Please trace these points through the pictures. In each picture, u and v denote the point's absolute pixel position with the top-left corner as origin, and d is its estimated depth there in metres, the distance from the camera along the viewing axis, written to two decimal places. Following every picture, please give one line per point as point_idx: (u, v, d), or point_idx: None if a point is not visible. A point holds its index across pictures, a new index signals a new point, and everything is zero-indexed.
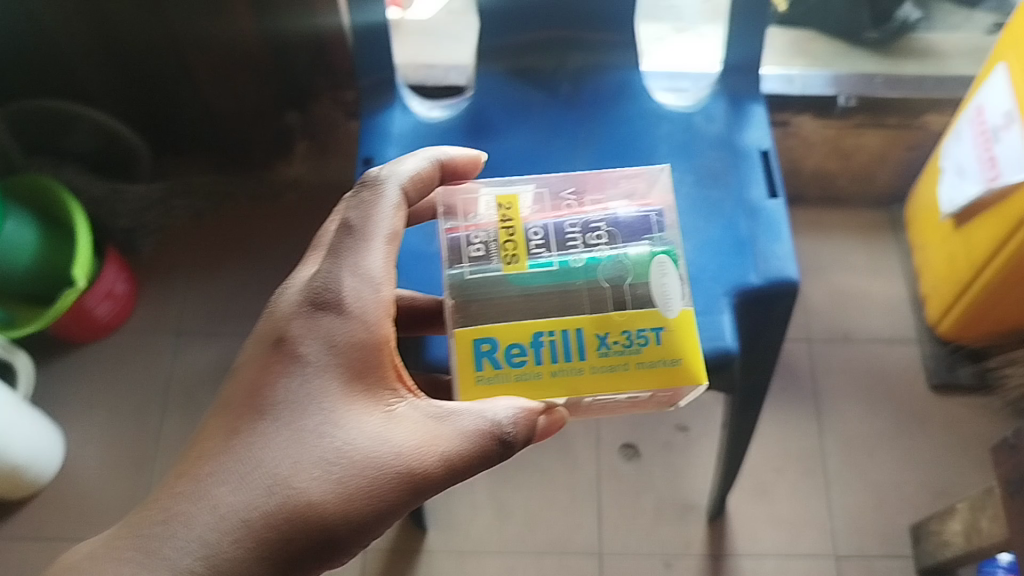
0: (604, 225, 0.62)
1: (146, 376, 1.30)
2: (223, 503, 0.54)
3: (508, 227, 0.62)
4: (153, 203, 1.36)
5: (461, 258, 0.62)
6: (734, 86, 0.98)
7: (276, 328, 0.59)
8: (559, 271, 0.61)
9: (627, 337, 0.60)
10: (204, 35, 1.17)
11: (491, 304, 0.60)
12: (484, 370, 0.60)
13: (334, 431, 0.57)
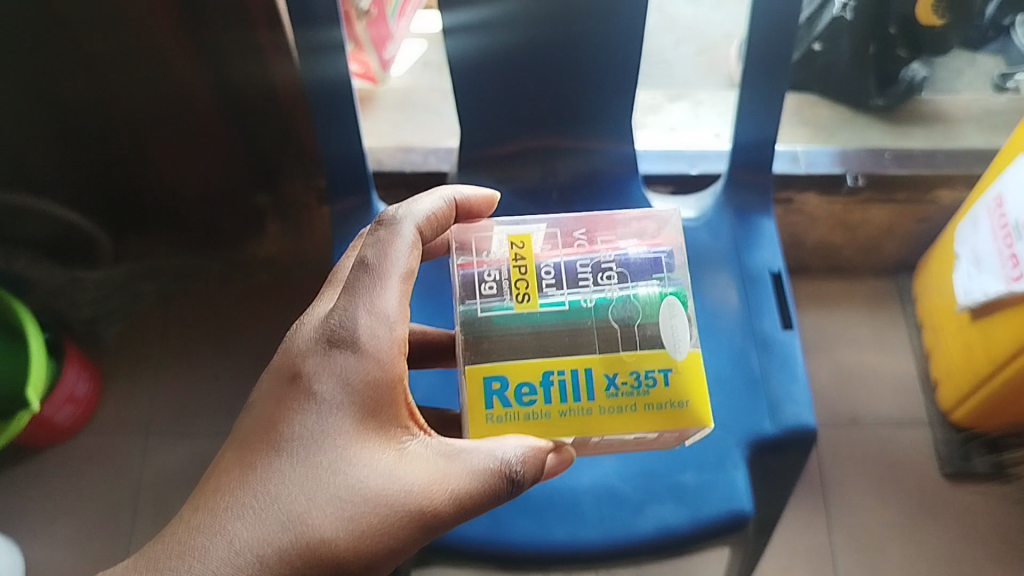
0: (615, 265, 0.64)
1: (115, 482, 1.22)
2: (238, 538, 0.50)
3: (520, 265, 0.63)
4: (116, 288, 1.29)
5: (473, 294, 0.63)
6: (741, 196, 0.90)
7: (289, 364, 0.56)
8: (570, 310, 0.63)
9: (634, 379, 0.62)
10: (160, 120, 1.07)
11: (503, 341, 0.62)
12: (495, 408, 0.61)
13: (348, 468, 0.54)
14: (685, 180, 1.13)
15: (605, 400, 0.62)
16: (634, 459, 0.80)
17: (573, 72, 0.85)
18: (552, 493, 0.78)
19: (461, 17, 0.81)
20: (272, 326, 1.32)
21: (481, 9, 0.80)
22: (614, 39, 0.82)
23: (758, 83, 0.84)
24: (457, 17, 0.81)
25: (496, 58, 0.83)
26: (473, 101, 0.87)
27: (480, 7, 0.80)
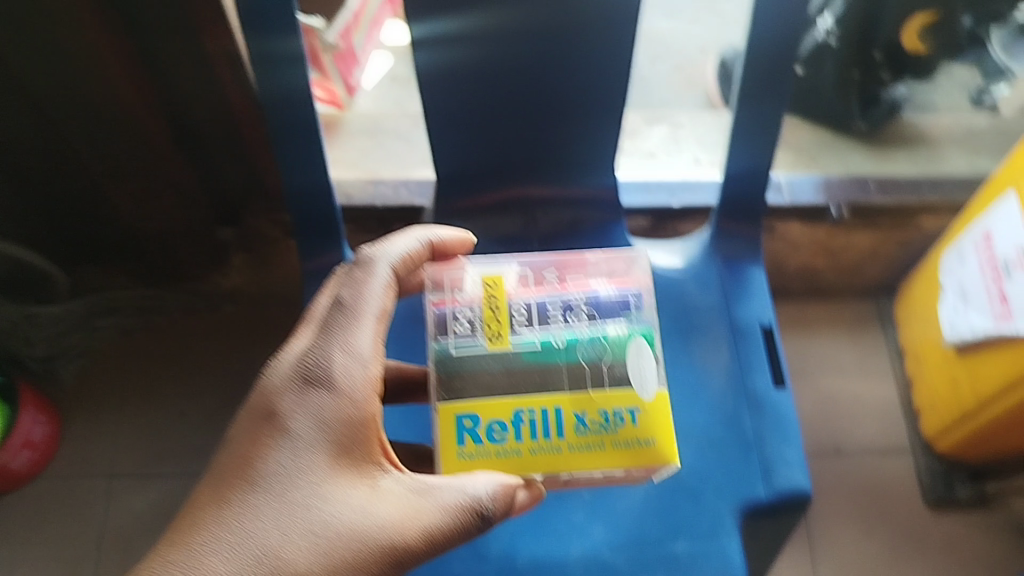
0: (584, 303, 0.63)
1: (77, 529, 1.15)
2: (213, 572, 0.49)
3: (493, 305, 0.63)
4: (74, 326, 1.20)
5: (446, 332, 0.63)
6: (729, 245, 0.88)
7: (262, 406, 0.57)
8: (541, 350, 0.62)
9: (602, 416, 0.62)
10: (123, 159, 1.00)
11: (473, 379, 0.62)
12: (466, 445, 0.61)
13: (321, 503, 0.54)
14: (667, 212, 1.10)
15: (574, 437, 0.62)
16: (622, 526, 0.75)
17: (559, 116, 0.83)
18: (539, 564, 0.74)
19: (431, 29, 0.75)
20: (241, 359, 1.27)
21: (454, 19, 0.74)
22: (598, 86, 0.80)
23: (749, 129, 0.82)
24: (429, 28, 0.75)
25: (478, 103, 0.81)
26: (453, 143, 0.84)
27: (450, 17, 0.74)
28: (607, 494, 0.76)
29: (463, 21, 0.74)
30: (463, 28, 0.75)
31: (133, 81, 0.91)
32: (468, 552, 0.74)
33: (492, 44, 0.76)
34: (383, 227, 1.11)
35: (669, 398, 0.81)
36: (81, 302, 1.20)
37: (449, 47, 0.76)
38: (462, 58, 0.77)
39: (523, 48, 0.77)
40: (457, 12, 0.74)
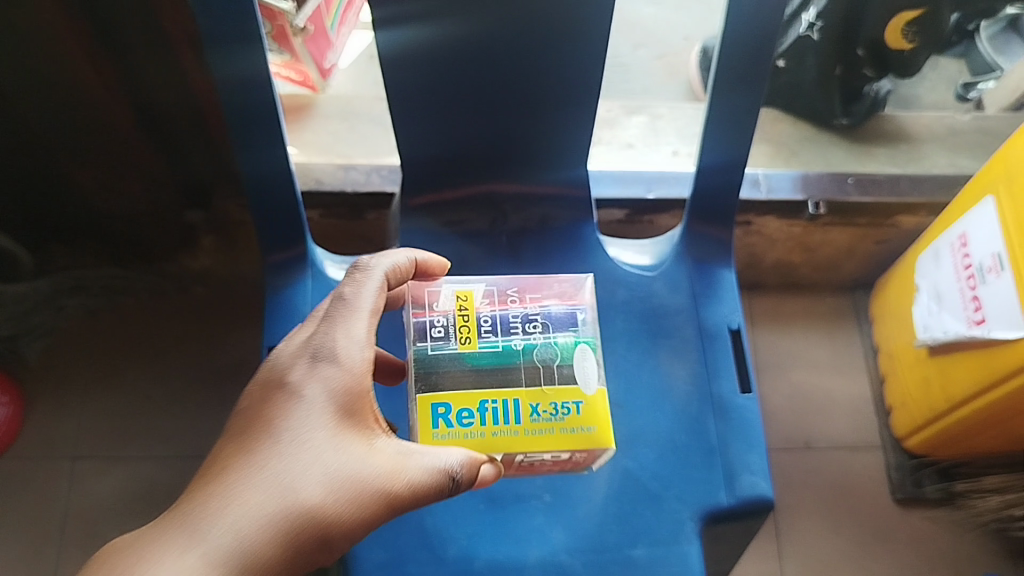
0: (539, 316, 0.68)
1: (40, 511, 1.14)
2: (227, 517, 0.50)
3: (464, 314, 0.67)
4: (38, 304, 1.19)
5: (425, 337, 0.66)
6: (701, 247, 0.87)
7: (276, 373, 0.58)
8: (503, 352, 0.67)
9: (553, 407, 0.66)
10: (83, 139, 0.99)
11: (445, 375, 0.65)
12: (439, 429, 0.64)
13: (327, 457, 0.55)
14: (642, 204, 1.08)
15: (529, 424, 0.65)
16: (581, 529, 0.74)
17: (529, 109, 0.81)
18: (496, 566, 0.73)
19: (394, 11, 0.72)
20: (211, 342, 1.26)
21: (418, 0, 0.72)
22: (570, 77, 0.79)
23: (722, 127, 0.80)
24: (396, 9, 0.72)
25: (446, 92, 0.79)
26: (420, 133, 0.82)
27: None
28: (567, 496, 0.75)
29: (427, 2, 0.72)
30: (429, 10, 0.72)
31: (91, 57, 0.89)
32: (424, 554, 0.73)
33: (470, 18, 0.73)
34: (353, 212, 1.09)
35: (632, 400, 0.80)
36: (45, 281, 1.18)
37: (415, 33, 0.74)
38: (429, 46, 0.75)
39: (492, 39, 0.75)
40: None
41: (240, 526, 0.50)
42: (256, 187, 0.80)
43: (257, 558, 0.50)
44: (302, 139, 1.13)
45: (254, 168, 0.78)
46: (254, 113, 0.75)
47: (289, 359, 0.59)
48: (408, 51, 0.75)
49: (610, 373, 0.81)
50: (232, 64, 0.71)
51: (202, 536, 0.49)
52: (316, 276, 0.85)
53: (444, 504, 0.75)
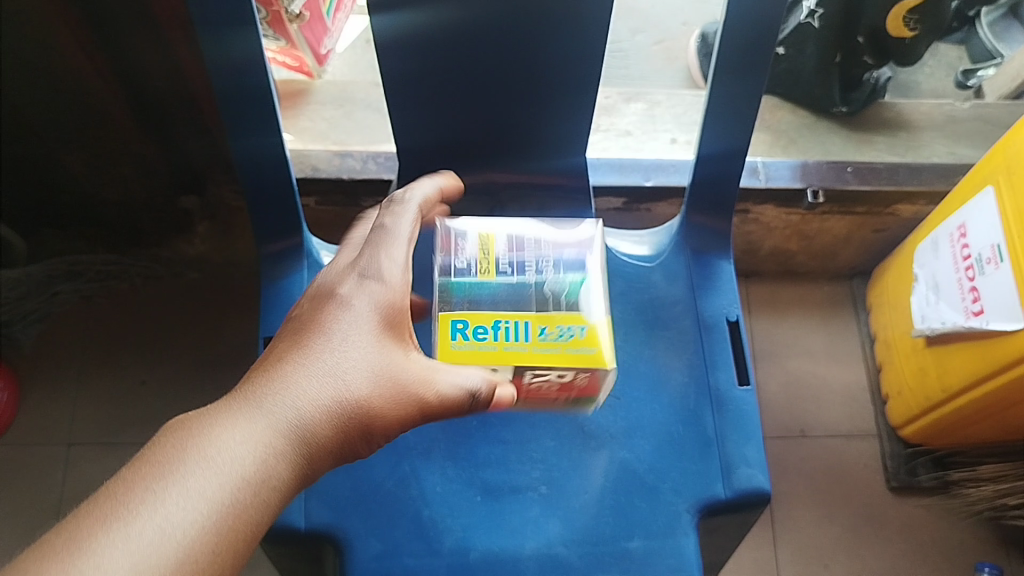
0: (551, 256, 0.70)
1: (33, 497, 1.13)
2: (279, 411, 0.46)
3: (485, 252, 0.70)
4: (34, 291, 1.20)
5: (448, 268, 0.69)
6: (700, 237, 0.87)
7: (323, 288, 0.54)
8: (517, 283, 0.68)
9: (558, 330, 0.65)
10: (73, 124, 0.99)
11: (465, 298, 0.67)
12: (456, 341, 0.64)
13: (376, 357, 0.51)
14: (639, 192, 1.08)
15: (536, 343, 0.64)
16: (578, 522, 0.74)
17: (527, 98, 0.80)
18: (493, 558, 0.72)
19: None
20: (206, 328, 1.25)
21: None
22: (569, 64, 0.78)
23: (721, 118, 0.79)
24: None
25: (444, 79, 0.78)
26: (418, 121, 0.81)
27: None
28: (563, 489, 0.75)
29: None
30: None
31: (82, 40, 0.88)
32: (421, 545, 0.72)
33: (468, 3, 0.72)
34: (350, 199, 1.08)
35: (630, 391, 0.79)
36: (41, 268, 1.19)
37: (413, 18, 0.73)
38: (426, 31, 0.74)
39: (491, 26, 0.74)
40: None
41: (299, 408, 0.47)
42: (251, 175, 0.79)
43: (309, 443, 0.47)
44: (298, 126, 1.12)
45: (249, 156, 0.77)
46: (248, 101, 0.74)
47: (336, 275, 0.55)
48: (406, 36, 0.74)
49: None
50: (225, 49, 0.70)
51: (260, 415, 0.45)
52: (312, 267, 0.85)
53: (441, 494, 0.75)
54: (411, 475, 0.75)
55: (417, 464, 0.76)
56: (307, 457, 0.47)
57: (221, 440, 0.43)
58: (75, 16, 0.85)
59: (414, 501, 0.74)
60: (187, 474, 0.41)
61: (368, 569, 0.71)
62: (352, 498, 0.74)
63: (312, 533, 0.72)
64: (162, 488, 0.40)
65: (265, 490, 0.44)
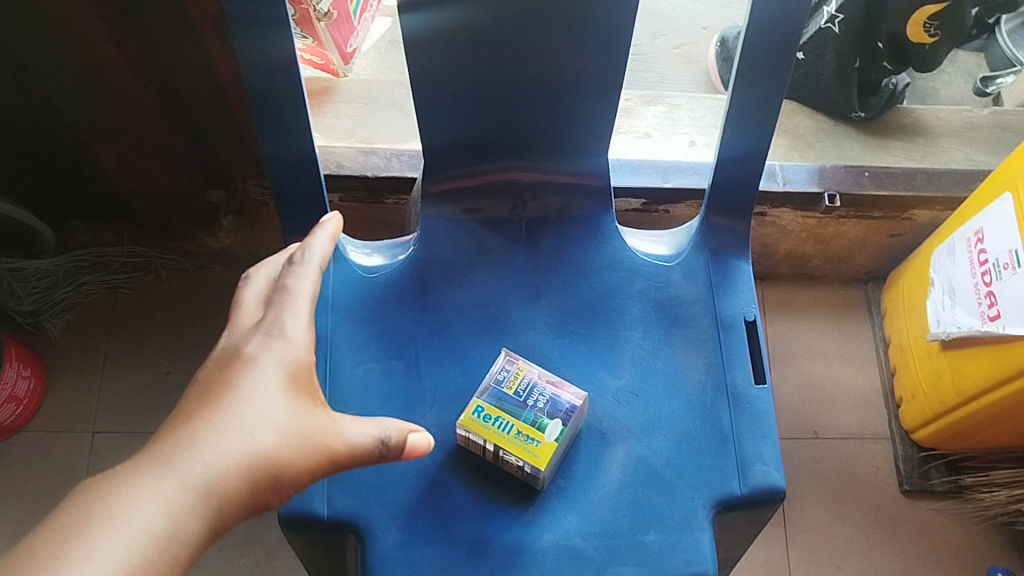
0: (548, 400, 0.77)
1: (58, 483, 1.16)
2: (180, 472, 0.43)
3: (517, 376, 0.78)
4: (60, 280, 1.23)
5: (487, 378, 0.79)
6: (718, 238, 0.88)
7: (226, 350, 0.50)
8: (523, 407, 0.76)
9: (527, 439, 0.74)
10: (104, 117, 1.01)
11: (486, 390, 0.78)
12: (467, 416, 0.76)
13: (277, 412, 0.48)
14: (658, 193, 1.09)
15: (513, 442, 0.74)
16: (596, 515, 0.75)
17: (551, 98, 0.82)
18: (512, 549, 0.74)
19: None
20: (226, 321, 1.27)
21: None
22: (593, 64, 0.79)
23: (743, 120, 0.81)
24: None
25: (471, 79, 0.80)
26: (444, 120, 0.83)
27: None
28: (581, 483, 0.77)
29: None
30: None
31: (116, 36, 0.90)
32: (440, 535, 0.74)
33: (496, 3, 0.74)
34: (373, 196, 1.10)
35: (648, 388, 0.81)
36: (67, 258, 1.22)
37: (442, 18, 0.74)
38: (455, 30, 0.76)
39: (518, 26, 0.76)
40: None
41: (204, 466, 0.44)
42: (280, 170, 0.81)
43: (221, 500, 0.44)
44: (324, 124, 1.14)
45: (279, 151, 0.79)
46: (280, 98, 0.75)
47: (239, 339, 0.51)
48: (435, 36, 0.76)
49: (626, 363, 0.82)
50: (259, 47, 0.72)
51: (164, 475, 0.43)
52: (338, 261, 0.85)
53: (462, 485, 0.76)
54: (432, 467, 0.77)
55: (439, 456, 0.77)
56: (222, 511, 0.44)
57: (126, 499, 0.42)
58: (110, 13, 0.87)
59: (436, 492, 0.76)
60: (89, 541, 0.40)
61: (390, 557, 0.73)
62: (374, 488, 0.75)
63: (335, 522, 0.74)
64: (67, 553, 0.39)
65: (175, 548, 0.42)
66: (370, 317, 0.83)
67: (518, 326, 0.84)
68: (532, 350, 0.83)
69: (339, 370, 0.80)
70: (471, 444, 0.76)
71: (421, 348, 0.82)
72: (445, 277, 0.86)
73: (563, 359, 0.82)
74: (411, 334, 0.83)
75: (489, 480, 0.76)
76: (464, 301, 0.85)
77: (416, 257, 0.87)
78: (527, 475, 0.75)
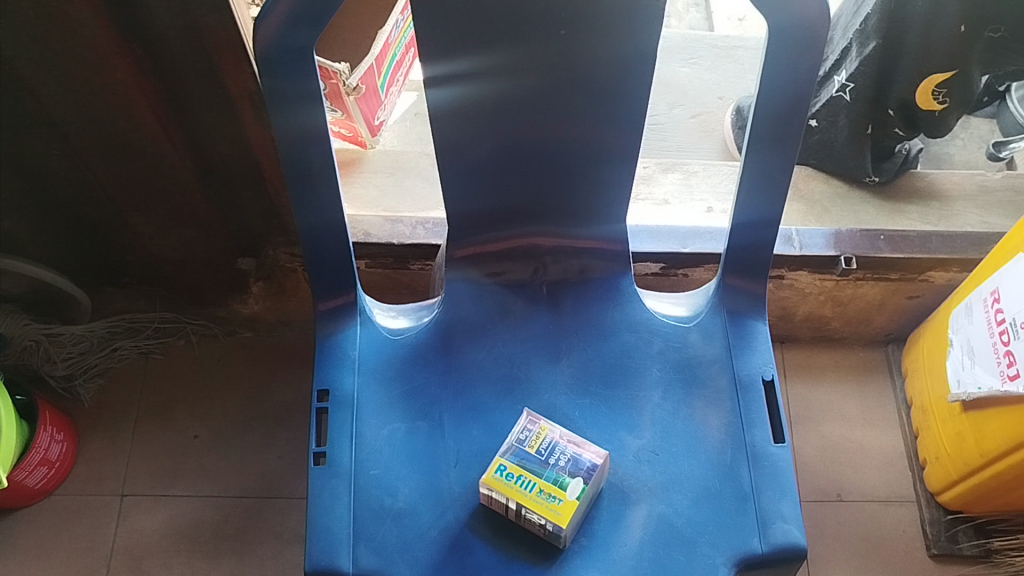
0: (569, 458, 0.78)
1: (88, 547, 1.17)
2: None
3: (539, 435, 0.80)
4: (94, 346, 1.26)
5: (511, 437, 0.81)
6: (736, 299, 0.90)
7: None
8: (544, 467, 0.78)
9: (549, 495, 0.76)
10: (142, 186, 1.05)
11: (508, 449, 0.79)
12: (491, 474, 0.77)
13: None
14: (676, 258, 1.12)
15: (535, 499, 0.76)
16: (617, 573, 0.76)
17: (570, 165, 0.85)
18: None
19: (449, 68, 0.77)
20: (253, 386, 1.30)
21: (473, 58, 0.76)
22: (612, 132, 0.83)
23: (755, 187, 0.84)
24: (450, 67, 0.76)
25: (494, 148, 0.83)
26: (467, 187, 0.86)
27: (472, 58, 0.76)
28: (602, 541, 0.77)
29: (480, 62, 0.76)
30: (486, 67, 0.77)
31: (158, 112, 0.95)
32: None
33: (520, 76, 0.78)
34: (398, 262, 1.13)
35: (668, 446, 0.82)
36: (102, 324, 1.26)
37: (467, 92, 0.78)
38: (480, 102, 0.79)
39: (539, 98, 0.80)
40: (477, 53, 0.76)
41: None
42: (311, 238, 0.84)
43: None
44: (352, 194, 1.18)
45: (310, 219, 0.82)
46: (313, 169, 0.79)
47: None
48: (461, 109, 0.79)
49: (646, 422, 0.84)
50: (294, 120, 0.75)
51: None
52: (365, 324, 0.88)
53: (485, 543, 0.77)
54: (456, 526, 0.78)
55: (462, 515, 0.78)
56: None
57: None
58: (154, 92, 0.92)
59: (459, 549, 0.77)
60: None
61: None
62: (398, 546, 0.77)
63: None
64: None
65: None
66: (396, 379, 0.85)
67: (540, 387, 0.86)
68: (554, 410, 0.84)
69: (364, 431, 0.82)
70: (494, 502, 0.78)
71: (445, 408, 0.84)
72: (468, 339, 0.88)
73: (584, 419, 0.84)
74: (435, 394, 0.85)
75: (513, 539, 0.77)
76: (487, 362, 0.87)
77: (441, 319, 0.89)
78: (549, 532, 0.76)
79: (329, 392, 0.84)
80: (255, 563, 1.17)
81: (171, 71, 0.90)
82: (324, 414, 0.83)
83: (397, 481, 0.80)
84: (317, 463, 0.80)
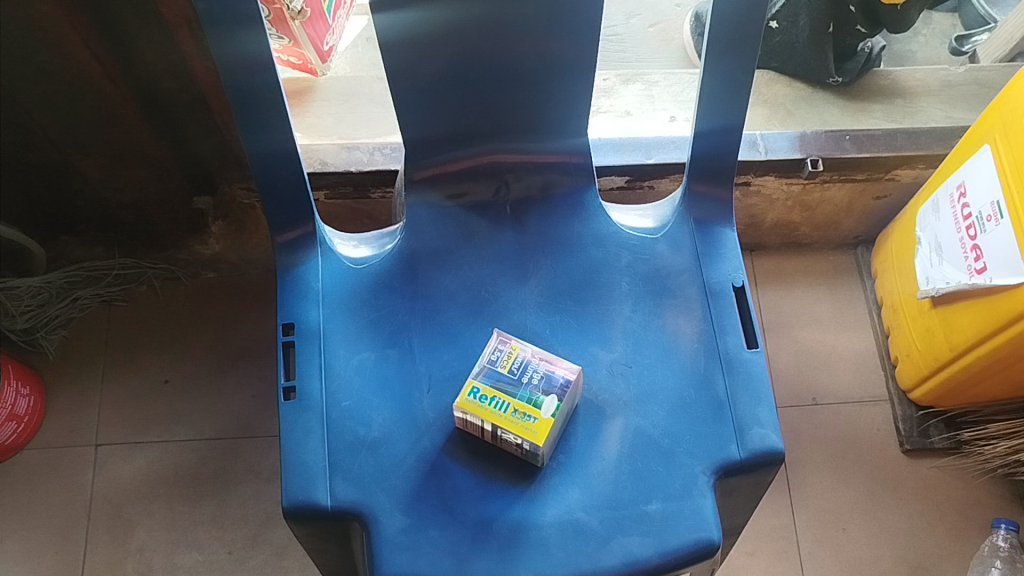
0: (541, 374, 0.77)
1: (65, 500, 1.16)
2: None
3: (511, 354, 0.79)
4: (53, 297, 1.23)
5: (483, 359, 0.79)
6: (703, 208, 0.89)
7: None
8: (519, 389, 0.76)
9: (523, 415, 0.75)
10: (84, 126, 1.01)
11: (480, 370, 0.78)
12: (467, 398, 0.76)
13: None
14: (641, 170, 1.10)
15: (509, 419, 0.75)
16: (597, 488, 0.76)
17: (526, 81, 0.83)
18: (515, 527, 0.74)
19: None
20: (220, 327, 1.28)
21: None
22: (569, 44, 0.80)
23: (716, 94, 0.82)
24: None
25: (447, 69, 0.80)
26: (423, 112, 0.83)
27: None
28: (581, 457, 0.77)
29: None
30: None
31: (93, 48, 0.90)
32: (443, 516, 0.74)
33: None
34: (358, 191, 1.11)
35: (641, 359, 0.82)
36: (59, 275, 1.22)
37: (414, 17, 0.75)
38: (429, 27, 0.76)
39: (491, 14, 0.77)
40: None
41: None
42: (263, 167, 0.81)
43: None
44: (305, 123, 1.15)
45: (260, 150, 0.79)
46: (259, 99, 0.76)
47: None
48: (411, 33, 0.76)
49: (618, 335, 0.83)
50: (234, 46, 0.72)
51: None
52: (326, 254, 0.86)
53: (463, 467, 0.76)
54: (432, 452, 0.77)
55: (438, 440, 0.78)
56: None
57: None
58: (85, 27, 0.88)
59: (437, 475, 0.76)
60: None
61: (395, 542, 0.73)
62: (375, 476, 0.76)
63: (338, 511, 0.75)
64: None
65: None
66: (362, 308, 0.84)
67: (509, 307, 0.85)
68: (524, 329, 0.83)
69: (333, 362, 0.81)
70: (469, 425, 0.77)
71: (414, 334, 0.83)
72: (433, 264, 0.87)
73: (555, 336, 0.83)
74: (403, 321, 0.83)
75: (490, 461, 0.77)
76: (454, 286, 0.86)
77: (405, 246, 0.87)
78: (526, 452, 0.75)
79: (294, 325, 0.82)
80: (236, 503, 1.16)
81: (102, 5, 0.85)
82: (291, 348, 0.81)
83: (370, 410, 0.79)
84: (286, 398, 0.79)
